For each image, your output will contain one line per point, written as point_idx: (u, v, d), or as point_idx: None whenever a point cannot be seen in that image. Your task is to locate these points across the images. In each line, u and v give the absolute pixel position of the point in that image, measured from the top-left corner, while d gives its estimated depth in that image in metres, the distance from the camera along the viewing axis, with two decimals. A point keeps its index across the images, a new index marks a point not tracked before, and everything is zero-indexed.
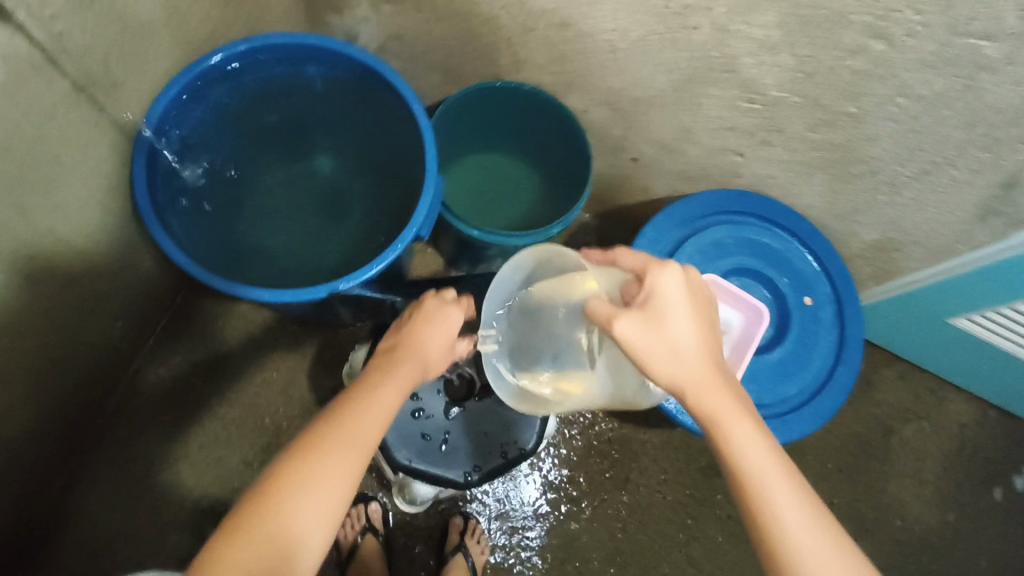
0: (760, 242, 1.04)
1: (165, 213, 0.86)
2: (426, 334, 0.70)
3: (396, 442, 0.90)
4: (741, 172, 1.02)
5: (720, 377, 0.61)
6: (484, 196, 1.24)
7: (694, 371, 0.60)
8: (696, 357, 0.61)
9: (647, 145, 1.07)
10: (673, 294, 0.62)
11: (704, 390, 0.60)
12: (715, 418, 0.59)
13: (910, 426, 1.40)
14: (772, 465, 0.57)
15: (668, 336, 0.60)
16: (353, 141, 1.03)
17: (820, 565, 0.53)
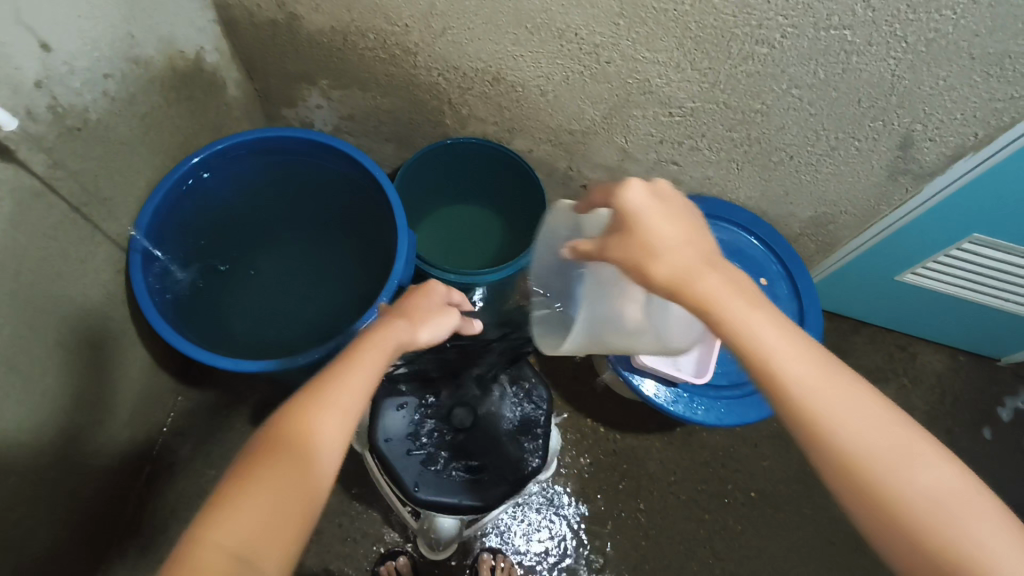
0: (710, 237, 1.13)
1: (163, 308, 0.93)
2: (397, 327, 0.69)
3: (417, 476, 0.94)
4: (681, 179, 1.13)
5: (706, 257, 0.57)
6: (453, 245, 1.33)
7: (688, 263, 0.56)
8: (686, 250, 0.57)
9: (592, 170, 1.18)
10: (641, 205, 0.59)
11: (700, 277, 0.55)
12: (711, 303, 0.54)
13: (891, 384, 1.49)
14: (778, 336, 0.54)
15: (646, 238, 0.58)
16: (324, 214, 1.11)
17: (848, 419, 0.51)
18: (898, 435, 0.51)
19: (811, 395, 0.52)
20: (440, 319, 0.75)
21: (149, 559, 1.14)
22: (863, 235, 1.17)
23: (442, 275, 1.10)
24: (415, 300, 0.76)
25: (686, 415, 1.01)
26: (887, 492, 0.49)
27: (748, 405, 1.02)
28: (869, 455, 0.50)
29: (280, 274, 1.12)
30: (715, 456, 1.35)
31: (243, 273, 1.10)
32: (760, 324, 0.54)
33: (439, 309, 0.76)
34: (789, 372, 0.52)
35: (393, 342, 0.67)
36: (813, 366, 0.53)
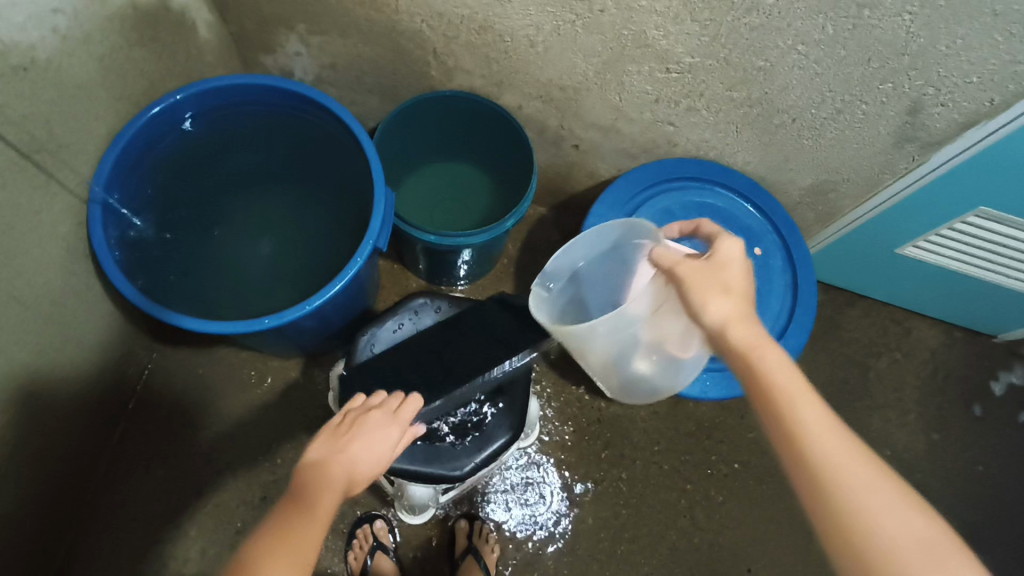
0: (705, 203, 1.07)
1: (126, 265, 0.88)
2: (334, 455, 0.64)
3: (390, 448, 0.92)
4: (677, 141, 1.07)
5: (755, 318, 0.64)
6: (437, 204, 1.27)
7: (740, 310, 0.62)
8: (742, 299, 0.63)
9: (584, 129, 1.12)
10: (731, 255, 0.66)
11: (746, 325, 0.62)
12: (747, 345, 0.61)
13: (883, 359, 1.46)
14: (800, 382, 0.59)
15: (722, 277, 0.64)
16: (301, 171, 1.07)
17: (842, 468, 0.54)
18: (889, 493, 0.53)
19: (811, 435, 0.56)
20: (388, 428, 0.68)
21: (122, 516, 1.13)
22: (866, 204, 1.12)
23: (422, 236, 1.05)
24: (358, 423, 0.68)
25: None
26: (867, 538, 0.52)
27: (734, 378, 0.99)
28: (863, 505, 0.52)
29: (251, 231, 1.08)
30: (700, 427, 1.33)
31: (211, 229, 1.06)
32: (788, 371, 0.60)
33: (383, 422, 0.68)
34: (802, 416, 0.57)
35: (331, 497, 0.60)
36: (825, 418, 0.57)
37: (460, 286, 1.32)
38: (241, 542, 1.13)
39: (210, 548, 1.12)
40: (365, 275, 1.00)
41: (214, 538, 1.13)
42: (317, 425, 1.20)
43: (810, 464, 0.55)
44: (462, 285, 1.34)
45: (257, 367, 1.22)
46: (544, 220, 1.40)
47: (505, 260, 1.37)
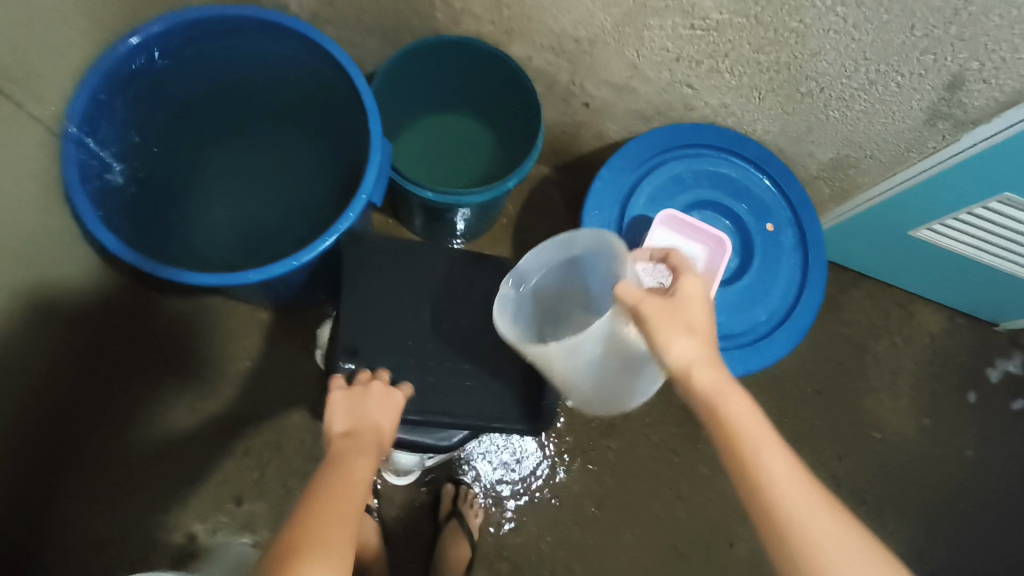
0: (718, 173, 1.00)
1: (102, 208, 0.83)
2: (369, 410, 0.71)
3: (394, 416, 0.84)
4: (693, 105, 1.01)
5: (716, 360, 0.66)
6: (434, 158, 1.21)
7: (699, 352, 0.64)
8: (703, 340, 0.65)
9: (596, 86, 1.05)
10: (693, 294, 0.67)
11: (707, 367, 0.64)
12: (709, 388, 0.63)
13: (883, 341, 1.43)
14: (759, 426, 0.61)
15: (683, 317, 0.65)
16: (292, 120, 1.02)
17: (805, 512, 0.56)
18: (850, 535, 0.55)
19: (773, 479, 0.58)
20: (387, 412, 0.72)
21: (100, 463, 1.10)
22: (886, 182, 1.07)
23: (420, 193, 0.99)
24: (368, 406, 0.71)
25: None
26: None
27: (735, 359, 0.95)
28: (823, 549, 0.54)
29: (237, 182, 1.04)
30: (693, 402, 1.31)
31: (196, 178, 1.02)
32: (748, 414, 0.62)
33: (383, 407, 0.72)
34: (763, 460, 0.59)
35: (365, 469, 0.63)
36: (784, 462, 0.59)
37: (458, 245, 1.28)
38: (222, 495, 1.11)
39: (190, 500, 1.11)
40: (357, 230, 0.95)
41: (195, 489, 1.11)
42: (302, 380, 1.17)
43: (768, 509, 0.57)
44: (458, 244, 1.28)
45: (242, 319, 1.18)
46: (546, 180, 1.34)
47: (503, 220, 1.32)
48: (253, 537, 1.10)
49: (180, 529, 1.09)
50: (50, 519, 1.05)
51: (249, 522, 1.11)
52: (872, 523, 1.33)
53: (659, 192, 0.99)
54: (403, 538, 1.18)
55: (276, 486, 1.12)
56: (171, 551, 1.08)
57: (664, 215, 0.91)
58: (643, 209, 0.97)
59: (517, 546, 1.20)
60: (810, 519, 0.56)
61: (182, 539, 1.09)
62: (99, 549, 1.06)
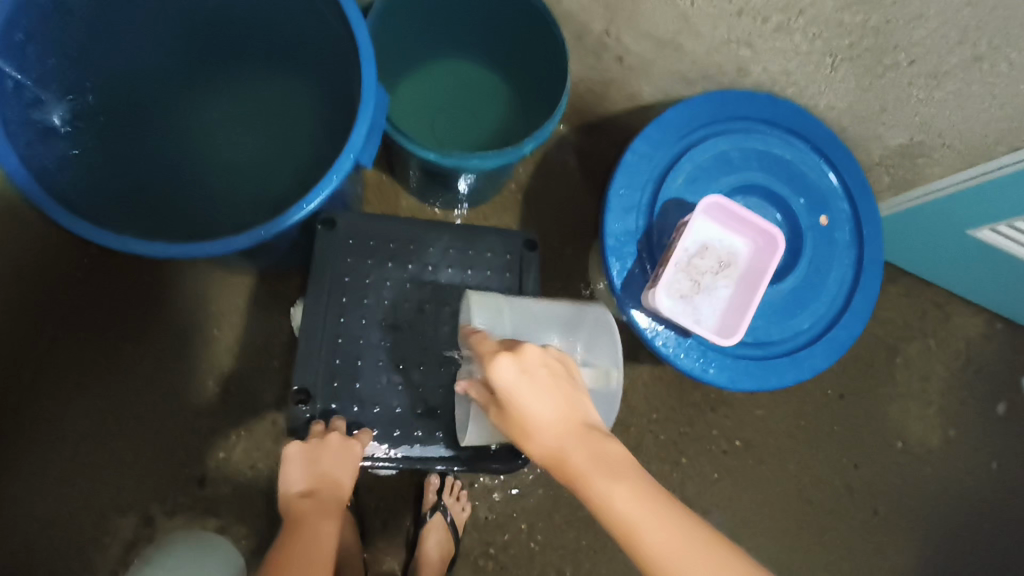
0: (770, 153, 0.86)
1: (31, 151, 0.68)
2: (324, 470, 0.68)
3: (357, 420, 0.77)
4: (750, 69, 0.85)
5: (581, 435, 0.57)
6: (439, 111, 1.05)
7: (547, 446, 0.57)
8: (547, 428, 0.57)
9: (634, 39, 0.89)
10: (511, 379, 0.57)
11: (563, 459, 0.56)
12: (576, 484, 0.56)
13: (914, 344, 1.32)
14: (641, 517, 0.54)
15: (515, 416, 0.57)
16: (272, 59, 0.87)
17: None
18: None
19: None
20: (349, 466, 0.69)
21: (48, 434, 0.99)
22: (952, 177, 0.93)
23: (423, 153, 0.85)
24: (323, 461, 0.68)
25: (691, 371, 0.81)
26: None
27: (771, 371, 0.83)
28: None
29: (206, 132, 0.90)
30: (706, 398, 1.21)
31: (158, 122, 0.88)
32: (624, 507, 0.55)
33: (346, 458, 0.69)
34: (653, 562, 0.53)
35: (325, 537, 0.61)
36: (678, 555, 0.53)
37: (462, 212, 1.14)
38: (183, 475, 1.01)
39: (149, 479, 1.00)
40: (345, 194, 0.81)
41: (154, 468, 1.00)
42: (278, 354, 1.05)
43: None
44: (462, 210, 1.14)
45: (212, 282, 1.05)
46: (564, 143, 1.19)
47: (513, 186, 1.17)
48: (216, 523, 1.00)
49: (137, 510, 0.99)
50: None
51: (212, 506, 1.00)
52: (884, 537, 1.25)
53: (701, 171, 0.84)
54: (383, 529, 1.09)
55: (244, 468, 1.02)
56: (127, 534, 0.98)
57: (709, 203, 0.76)
58: (680, 190, 0.83)
59: (505, 544, 1.10)
60: None
61: (139, 521, 0.99)
62: (45, 530, 0.96)
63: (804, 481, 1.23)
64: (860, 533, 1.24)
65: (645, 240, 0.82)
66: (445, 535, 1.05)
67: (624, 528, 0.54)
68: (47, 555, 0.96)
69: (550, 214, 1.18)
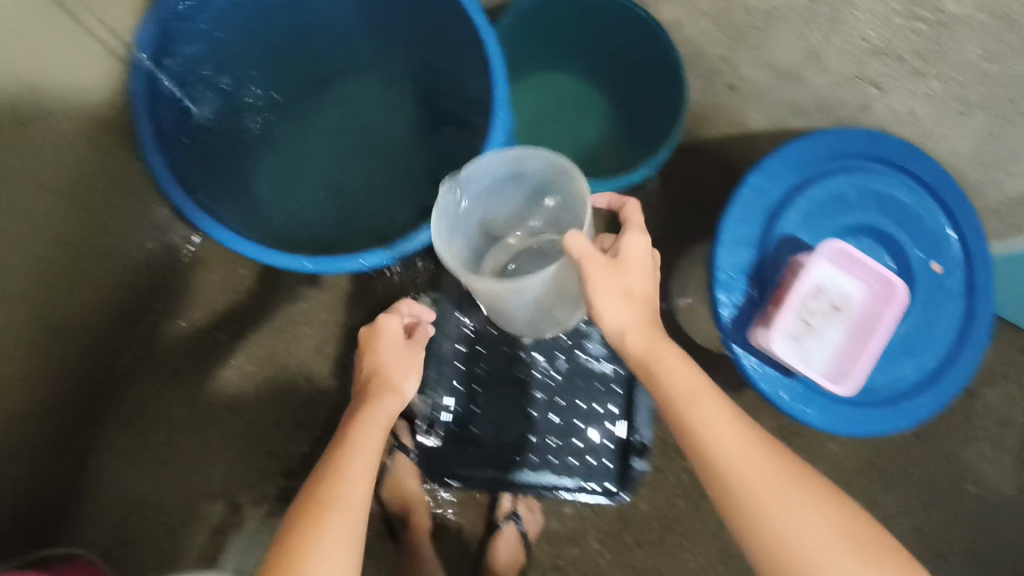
0: (886, 195, 0.84)
1: (172, 152, 0.76)
2: (381, 355, 0.74)
3: (478, 420, 0.99)
4: (872, 107, 0.83)
5: (653, 323, 0.64)
6: (540, 124, 1.03)
7: (631, 318, 0.63)
8: (636, 304, 0.63)
9: (752, 68, 0.87)
10: (632, 255, 0.64)
11: (644, 335, 0.63)
12: (645, 361, 0.62)
13: (998, 389, 1.28)
14: (713, 405, 0.60)
15: (619, 280, 0.63)
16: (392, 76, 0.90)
17: (761, 487, 0.56)
18: (800, 514, 0.55)
19: (730, 470, 0.57)
20: (412, 366, 0.76)
21: (143, 417, 1.02)
22: None
23: None
24: (382, 351, 0.75)
25: (795, 413, 0.80)
26: (791, 559, 0.54)
27: (873, 418, 0.83)
28: (778, 517, 0.55)
29: (328, 152, 0.93)
30: (780, 428, 1.19)
31: (285, 145, 0.93)
32: (701, 401, 0.60)
33: (408, 355, 0.76)
34: (709, 438, 0.58)
35: (384, 417, 0.69)
36: (737, 442, 0.58)
37: None
38: (270, 467, 1.03)
39: (237, 467, 1.03)
40: None
41: (242, 456, 1.04)
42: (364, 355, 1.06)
43: (722, 477, 0.57)
44: None
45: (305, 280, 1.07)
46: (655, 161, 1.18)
47: None
48: None
49: (224, 497, 1.02)
50: (80, 473, 0.98)
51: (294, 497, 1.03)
52: None
53: (816, 210, 0.83)
54: (454, 533, 1.11)
55: None
56: (213, 519, 1.02)
57: (827, 248, 0.75)
58: (794, 228, 0.82)
59: (574, 558, 1.11)
60: (762, 491, 0.56)
61: (225, 508, 1.02)
62: (138, 509, 1.01)
63: None
64: None
65: (755, 278, 0.81)
66: (517, 542, 1.07)
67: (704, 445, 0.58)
68: (140, 532, 1.00)
69: (635, 232, 1.17)
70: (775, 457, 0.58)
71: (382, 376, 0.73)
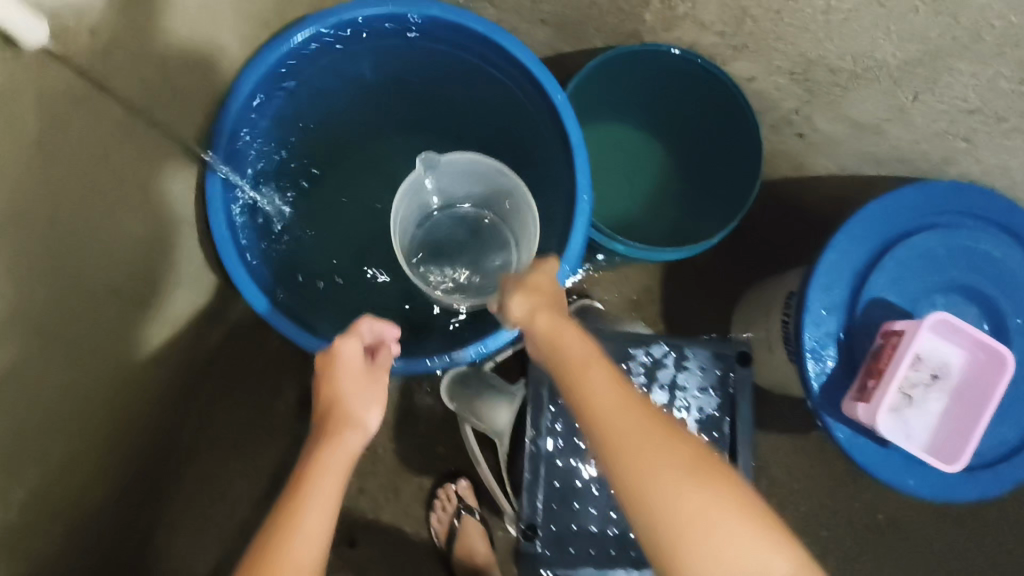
0: (978, 250, 0.81)
1: (250, 260, 0.75)
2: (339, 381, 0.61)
3: (576, 539, 0.83)
4: (958, 159, 0.80)
5: (563, 312, 0.58)
6: (605, 180, 1.01)
7: (541, 316, 0.56)
8: (544, 300, 0.58)
9: (827, 120, 0.84)
10: (545, 267, 0.61)
11: (553, 329, 0.55)
12: (555, 353, 0.55)
13: None
14: (611, 394, 0.53)
15: (524, 283, 0.58)
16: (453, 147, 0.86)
17: (659, 482, 0.51)
18: (707, 511, 0.50)
19: (615, 448, 0.52)
20: (375, 390, 0.62)
21: (211, 491, 1.01)
22: None
23: (610, 243, 0.82)
24: (343, 381, 0.61)
25: (891, 481, 0.77)
26: (681, 558, 0.50)
27: (970, 482, 0.79)
28: (668, 514, 0.50)
29: None
30: (848, 471, 1.16)
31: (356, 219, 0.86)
32: (598, 386, 0.53)
33: (368, 379, 0.62)
34: (598, 423, 0.52)
35: (344, 459, 0.58)
36: (632, 430, 0.52)
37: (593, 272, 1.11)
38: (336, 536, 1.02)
39: None
40: None
41: None
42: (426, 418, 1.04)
43: (615, 469, 0.52)
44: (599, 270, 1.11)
45: None
46: None
47: None
48: None
49: None
50: None
51: (359, 565, 1.01)
52: None
53: (904, 269, 0.80)
54: None
55: (394, 528, 1.03)
56: None
57: (934, 318, 0.71)
58: (882, 289, 0.79)
59: None
60: (661, 490, 0.50)
61: None
62: None
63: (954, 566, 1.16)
64: None
65: (845, 343, 0.78)
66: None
67: (624, 442, 0.51)
68: None
69: (693, 277, 1.14)
70: (685, 449, 0.52)
71: (336, 407, 0.60)
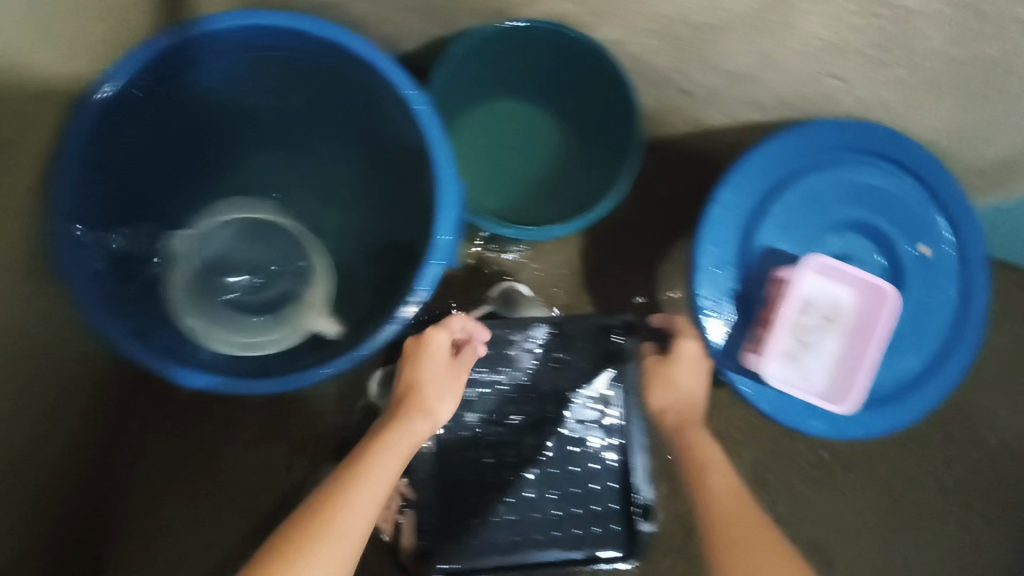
0: (862, 183, 0.81)
1: (119, 304, 0.69)
2: (418, 366, 0.80)
3: (481, 529, 0.89)
4: (835, 97, 0.79)
5: (699, 414, 0.90)
6: (495, 159, 0.99)
7: (695, 393, 0.89)
8: (699, 383, 0.89)
9: (703, 73, 0.83)
10: (688, 355, 0.87)
11: (692, 424, 0.88)
12: (687, 419, 0.89)
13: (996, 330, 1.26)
14: (736, 502, 0.78)
15: (670, 376, 0.89)
16: (332, 147, 0.83)
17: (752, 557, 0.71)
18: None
19: (723, 522, 0.76)
20: (452, 389, 0.81)
21: (150, 524, 1.00)
22: None
23: (498, 228, 0.81)
24: (429, 365, 0.80)
25: (800, 427, 0.78)
26: None
27: (880, 417, 0.81)
28: None
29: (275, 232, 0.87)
30: None
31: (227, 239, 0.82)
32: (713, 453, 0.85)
33: (452, 373, 0.82)
34: (713, 498, 0.79)
35: (411, 445, 0.74)
36: (734, 503, 0.78)
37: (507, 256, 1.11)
38: None
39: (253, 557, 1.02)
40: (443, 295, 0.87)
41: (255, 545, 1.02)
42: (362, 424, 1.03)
43: (712, 542, 0.74)
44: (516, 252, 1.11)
45: None
46: None
47: None
48: None
49: None
50: None
51: None
52: (985, 535, 1.22)
53: (792, 214, 0.79)
54: None
55: None
56: None
57: (812, 262, 0.72)
58: (771, 237, 0.78)
59: None
60: (757, 551, 0.72)
61: None
62: None
63: (898, 485, 1.21)
64: (959, 533, 1.21)
65: (739, 296, 0.78)
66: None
67: (734, 514, 0.77)
68: None
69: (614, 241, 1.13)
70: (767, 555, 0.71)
71: (417, 396, 0.78)
